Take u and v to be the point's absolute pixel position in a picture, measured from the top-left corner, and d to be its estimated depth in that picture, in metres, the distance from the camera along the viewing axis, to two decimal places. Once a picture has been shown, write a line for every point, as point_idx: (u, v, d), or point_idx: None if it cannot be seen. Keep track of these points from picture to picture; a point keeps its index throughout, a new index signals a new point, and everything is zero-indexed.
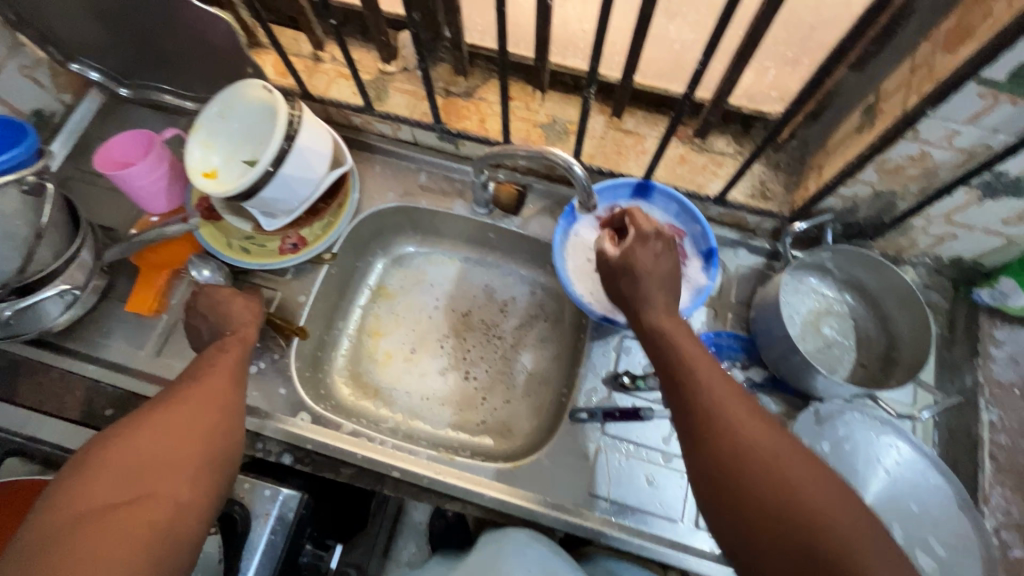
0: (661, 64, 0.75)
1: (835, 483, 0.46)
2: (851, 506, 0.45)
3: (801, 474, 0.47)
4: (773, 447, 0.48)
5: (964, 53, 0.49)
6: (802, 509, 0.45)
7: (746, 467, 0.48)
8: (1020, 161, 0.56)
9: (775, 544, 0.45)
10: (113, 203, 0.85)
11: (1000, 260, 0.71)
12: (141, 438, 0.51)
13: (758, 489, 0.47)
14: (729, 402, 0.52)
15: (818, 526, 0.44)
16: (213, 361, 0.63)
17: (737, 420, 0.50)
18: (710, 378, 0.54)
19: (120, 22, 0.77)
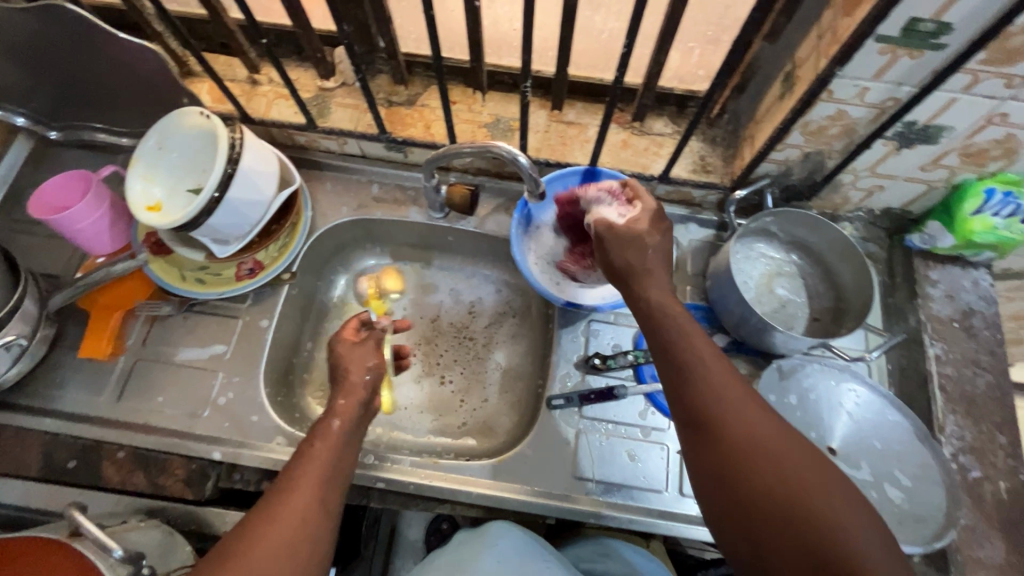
0: (592, 55, 0.79)
1: (834, 471, 0.46)
2: (852, 495, 0.45)
3: (802, 463, 0.46)
4: (769, 432, 0.48)
5: (860, 13, 0.53)
6: (805, 496, 0.44)
7: (746, 452, 0.47)
8: (925, 109, 0.60)
9: (774, 529, 0.44)
10: (53, 250, 0.82)
11: (925, 205, 0.76)
12: (290, 528, 0.48)
13: (758, 477, 0.46)
14: (726, 384, 0.51)
15: (818, 512, 0.43)
16: (329, 426, 0.59)
17: (735, 402, 0.49)
18: (706, 359, 0.52)
19: (42, 61, 0.75)
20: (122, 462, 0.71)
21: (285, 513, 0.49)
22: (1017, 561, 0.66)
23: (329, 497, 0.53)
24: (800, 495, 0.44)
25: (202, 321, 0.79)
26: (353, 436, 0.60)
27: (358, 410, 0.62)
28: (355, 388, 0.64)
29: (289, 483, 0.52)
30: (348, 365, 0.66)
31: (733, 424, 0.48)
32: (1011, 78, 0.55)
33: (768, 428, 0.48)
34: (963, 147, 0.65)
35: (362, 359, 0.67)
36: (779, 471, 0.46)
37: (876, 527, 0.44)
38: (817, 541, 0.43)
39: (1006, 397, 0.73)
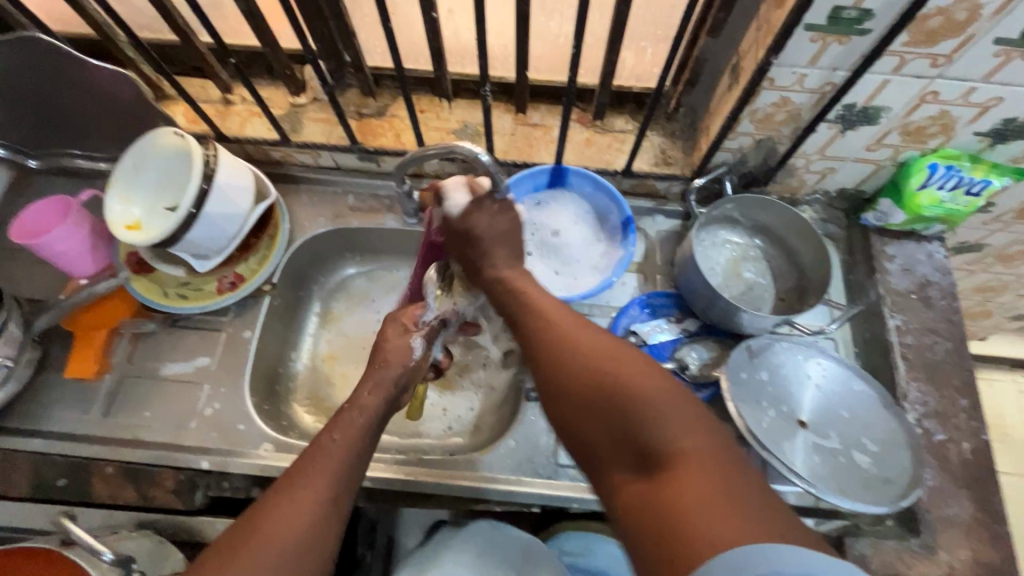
0: (550, 59, 0.82)
1: (659, 372, 0.48)
2: (679, 394, 0.47)
3: (628, 364, 0.49)
4: (598, 346, 0.52)
5: (789, 5, 0.57)
6: (626, 395, 0.47)
7: (577, 371, 0.51)
8: (861, 92, 0.64)
9: (604, 438, 0.48)
10: (37, 274, 0.84)
11: (877, 184, 0.80)
12: (308, 513, 0.51)
13: (587, 392, 0.49)
14: (563, 321, 0.56)
15: (637, 404, 0.46)
16: (350, 417, 0.60)
17: (570, 329, 0.54)
18: (549, 306, 0.59)
19: (18, 92, 0.77)
20: (110, 477, 0.71)
21: (302, 500, 0.52)
22: (984, 517, 0.69)
23: (348, 484, 0.56)
24: (658, 412, 0.45)
25: (186, 336, 0.81)
26: (375, 429, 0.62)
27: (380, 405, 0.63)
28: (382, 382, 0.65)
29: (307, 472, 0.54)
30: (388, 352, 0.69)
31: (565, 350, 0.53)
32: (936, 57, 0.59)
33: (596, 346, 0.52)
34: (902, 125, 0.68)
35: (405, 351, 0.69)
36: (603, 377, 0.49)
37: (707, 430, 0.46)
38: (635, 432, 0.45)
39: (965, 362, 0.76)
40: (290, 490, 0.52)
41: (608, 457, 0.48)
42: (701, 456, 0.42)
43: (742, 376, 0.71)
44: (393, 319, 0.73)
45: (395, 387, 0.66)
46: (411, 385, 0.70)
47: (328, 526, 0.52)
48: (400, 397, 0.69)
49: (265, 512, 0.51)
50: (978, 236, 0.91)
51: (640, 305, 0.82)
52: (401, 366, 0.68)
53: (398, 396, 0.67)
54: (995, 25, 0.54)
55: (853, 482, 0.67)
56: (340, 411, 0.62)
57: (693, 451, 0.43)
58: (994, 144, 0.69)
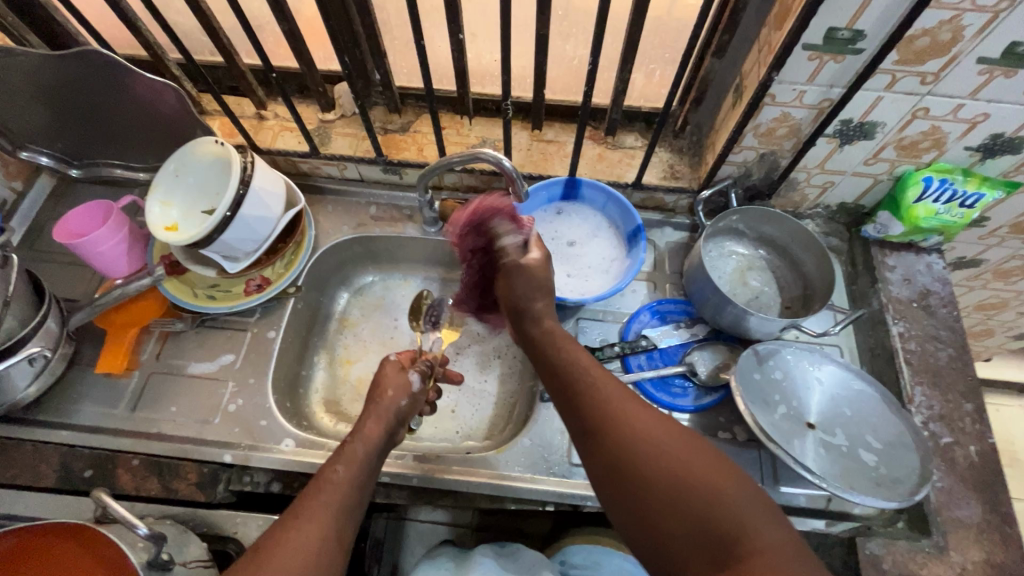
0: (564, 80, 0.89)
1: (738, 478, 0.50)
2: (751, 496, 0.49)
3: (699, 459, 0.51)
4: (666, 435, 0.53)
5: (788, 27, 0.62)
6: (704, 492, 0.49)
7: (640, 462, 0.52)
8: (858, 108, 0.69)
9: (680, 529, 0.49)
10: (73, 276, 0.88)
11: (875, 198, 0.84)
12: (314, 546, 0.52)
13: (660, 476, 0.51)
14: (625, 408, 0.56)
15: (718, 507, 0.48)
16: (353, 449, 0.62)
17: (632, 416, 0.56)
18: (608, 386, 0.59)
19: (68, 103, 0.82)
20: (137, 468, 0.74)
21: (307, 531, 0.53)
22: (993, 518, 0.70)
23: (349, 518, 0.57)
24: (720, 504, 0.48)
25: (213, 335, 0.84)
26: (375, 462, 0.63)
27: (382, 435, 0.65)
28: (383, 414, 0.67)
29: (309, 503, 0.55)
30: (387, 386, 0.70)
31: (633, 432, 0.54)
32: (925, 75, 0.64)
33: (658, 429, 0.54)
34: (897, 140, 0.73)
35: (403, 385, 0.72)
36: (671, 472, 0.50)
37: (766, 512, 0.48)
38: (721, 534, 0.47)
39: (968, 367, 0.78)
40: (298, 520, 0.53)
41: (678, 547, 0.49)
42: (787, 562, 0.45)
43: (755, 376, 0.74)
44: (386, 359, 0.75)
45: (396, 418, 0.68)
46: (410, 416, 0.72)
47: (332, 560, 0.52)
48: (399, 430, 0.70)
49: (285, 526, 0.53)
50: (976, 251, 0.95)
51: (650, 311, 0.85)
52: (402, 396, 0.70)
53: (398, 427, 0.69)
54: (977, 45, 0.59)
55: (862, 480, 0.68)
56: (343, 443, 0.63)
57: (770, 548, 0.46)
58: (984, 159, 0.73)
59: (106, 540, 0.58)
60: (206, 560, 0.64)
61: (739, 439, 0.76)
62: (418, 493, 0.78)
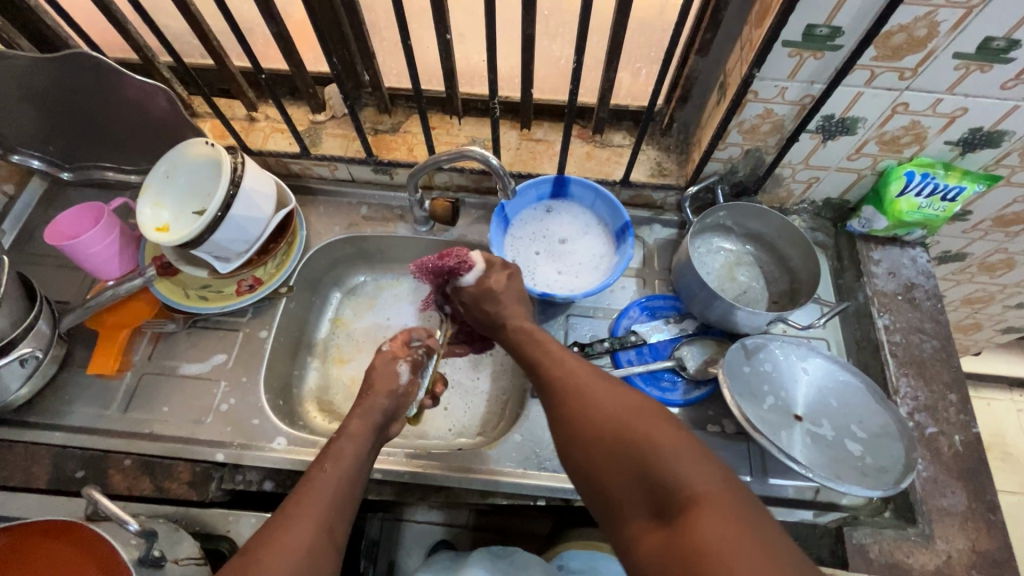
0: (552, 80, 0.90)
1: (674, 426, 0.52)
2: (694, 450, 0.50)
3: (637, 413, 0.54)
4: (613, 399, 0.57)
5: (767, 25, 0.63)
6: (638, 442, 0.51)
7: (590, 423, 0.56)
8: (839, 104, 0.70)
9: (623, 483, 0.51)
10: (66, 278, 0.88)
11: (860, 192, 0.85)
12: (308, 541, 0.52)
13: (608, 439, 0.53)
14: (579, 378, 0.60)
15: (654, 459, 0.49)
16: (340, 446, 0.63)
17: (584, 387, 0.59)
18: (568, 361, 0.64)
19: (59, 106, 0.83)
20: (129, 468, 0.75)
21: (300, 529, 0.53)
22: (978, 507, 0.71)
23: (340, 516, 0.57)
24: (655, 451, 0.50)
25: (206, 335, 0.85)
26: (364, 460, 0.64)
27: (369, 433, 0.66)
28: (371, 409, 0.68)
29: (299, 500, 0.56)
30: (375, 379, 0.72)
31: (588, 405, 0.57)
32: (903, 71, 0.65)
33: (607, 393, 0.57)
34: (878, 135, 0.74)
35: (391, 375, 0.73)
36: (616, 427, 0.54)
37: (700, 455, 0.49)
38: (657, 485, 0.48)
39: (952, 359, 0.79)
40: (289, 518, 0.54)
41: (627, 507, 0.51)
42: (718, 501, 0.45)
43: (744, 369, 0.75)
44: (380, 349, 0.76)
45: (382, 416, 0.69)
46: (400, 411, 0.73)
47: (326, 559, 0.53)
48: (388, 425, 0.71)
49: (279, 520, 0.54)
50: (960, 245, 0.96)
51: (639, 307, 0.86)
52: (388, 395, 0.71)
53: (385, 423, 0.70)
54: (952, 41, 0.60)
55: (847, 469, 0.69)
56: (330, 442, 0.64)
57: (706, 493, 0.46)
58: (964, 153, 0.75)
59: (97, 536, 0.58)
60: (199, 557, 0.64)
61: (728, 432, 0.77)
62: (411, 491, 0.78)
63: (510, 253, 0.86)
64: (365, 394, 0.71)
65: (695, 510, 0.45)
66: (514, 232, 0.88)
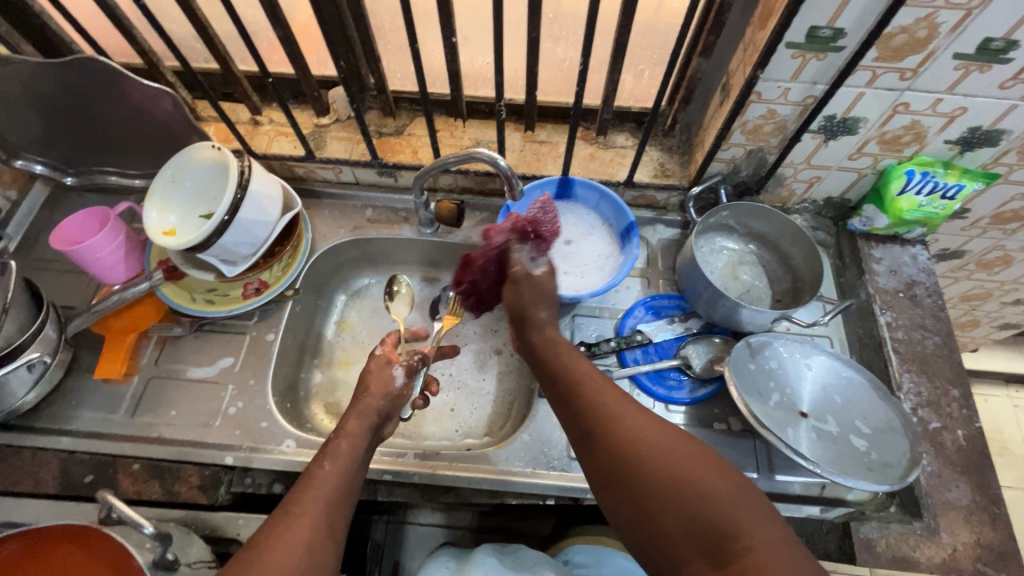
0: (555, 82, 0.91)
1: (726, 469, 0.49)
2: (749, 500, 0.47)
3: (686, 453, 0.50)
4: (656, 434, 0.52)
5: (771, 27, 0.64)
6: (689, 488, 0.47)
7: (635, 461, 0.51)
8: (841, 104, 0.71)
9: (672, 528, 0.47)
10: (71, 283, 0.88)
11: (860, 191, 0.86)
12: (307, 541, 0.51)
13: (656, 481, 0.49)
14: (618, 408, 0.55)
15: (711, 507, 0.46)
16: (337, 444, 0.61)
17: (623, 419, 0.54)
18: (602, 387, 0.58)
19: (63, 110, 0.83)
20: (137, 472, 0.75)
21: (300, 528, 0.51)
22: (982, 500, 0.72)
23: (339, 518, 0.55)
24: (709, 498, 0.46)
25: (212, 339, 0.85)
26: (361, 456, 0.62)
27: (367, 430, 0.64)
28: (368, 409, 0.66)
29: (300, 499, 0.55)
30: (370, 383, 0.70)
31: (623, 431, 0.53)
32: (904, 71, 0.66)
33: (649, 427, 0.53)
34: (879, 135, 0.75)
35: (386, 380, 0.70)
36: (663, 468, 0.49)
37: (755, 503, 0.46)
38: (712, 535, 0.45)
39: (954, 355, 0.80)
40: (291, 517, 0.52)
41: (670, 549, 0.48)
42: (779, 556, 0.43)
43: (749, 367, 0.76)
44: (375, 353, 0.75)
45: (378, 417, 0.67)
46: (395, 412, 0.71)
47: (326, 558, 0.51)
48: (383, 425, 0.69)
49: (280, 520, 0.52)
50: (959, 242, 0.97)
51: (644, 307, 0.87)
52: (384, 396, 0.68)
53: (381, 424, 0.68)
54: (952, 41, 0.61)
55: (853, 465, 0.70)
56: (329, 439, 0.63)
57: (763, 544, 0.44)
58: (963, 152, 0.76)
59: (110, 540, 0.58)
60: (211, 560, 0.65)
61: (734, 430, 0.77)
62: (420, 491, 0.78)
63: None
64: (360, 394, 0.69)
65: (755, 565, 0.42)
66: None
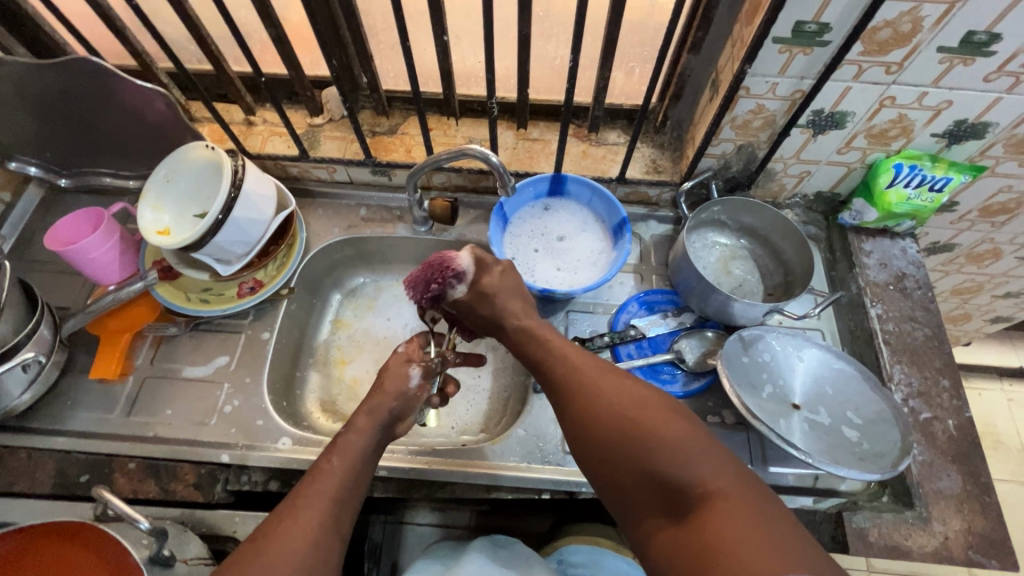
0: (547, 80, 0.91)
1: (684, 420, 0.52)
2: (706, 446, 0.50)
3: (650, 408, 0.53)
4: (624, 393, 0.55)
5: (758, 22, 0.65)
6: (649, 439, 0.51)
7: (604, 421, 0.54)
8: (828, 99, 0.72)
9: (635, 480, 0.51)
10: (66, 284, 0.88)
11: (850, 185, 0.87)
12: (313, 530, 0.53)
13: (619, 434, 0.53)
14: (589, 373, 0.59)
15: (669, 456, 0.49)
16: (347, 440, 0.62)
17: (593, 382, 0.58)
18: (575, 356, 0.62)
19: (56, 112, 0.83)
20: (134, 472, 0.75)
21: (307, 518, 0.53)
22: (973, 489, 0.73)
23: (346, 508, 0.57)
24: (667, 448, 0.50)
25: (208, 338, 0.85)
26: (371, 454, 0.64)
27: (376, 429, 0.65)
28: (378, 409, 0.66)
29: (307, 492, 0.56)
30: (386, 379, 0.70)
31: (596, 398, 0.56)
32: (889, 65, 0.67)
33: (615, 388, 0.56)
34: (867, 129, 0.76)
35: (402, 379, 0.70)
36: (628, 423, 0.53)
37: (712, 451, 0.50)
38: (670, 482, 0.48)
39: (944, 346, 0.81)
40: (297, 509, 0.54)
41: (641, 504, 0.51)
42: (732, 497, 0.46)
43: (742, 359, 0.76)
44: (396, 351, 0.75)
45: (389, 417, 0.67)
46: (408, 414, 0.70)
47: (332, 546, 0.53)
48: (394, 425, 0.69)
49: (287, 510, 0.54)
50: (948, 235, 0.98)
51: (637, 302, 0.87)
52: (396, 396, 0.68)
53: (392, 423, 0.68)
54: (936, 35, 0.62)
55: (845, 454, 0.70)
56: (339, 435, 0.64)
57: (722, 490, 0.46)
58: (950, 145, 0.77)
59: (107, 537, 0.58)
60: (207, 557, 0.65)
61: (727, 423, 0.78)
62: (416, 487, 0.79)
63: (509, 251, 0.87)
64: (373, 396, 0.68)
65: (710, 507, 0.46)
66: (513, 230, 0.89)
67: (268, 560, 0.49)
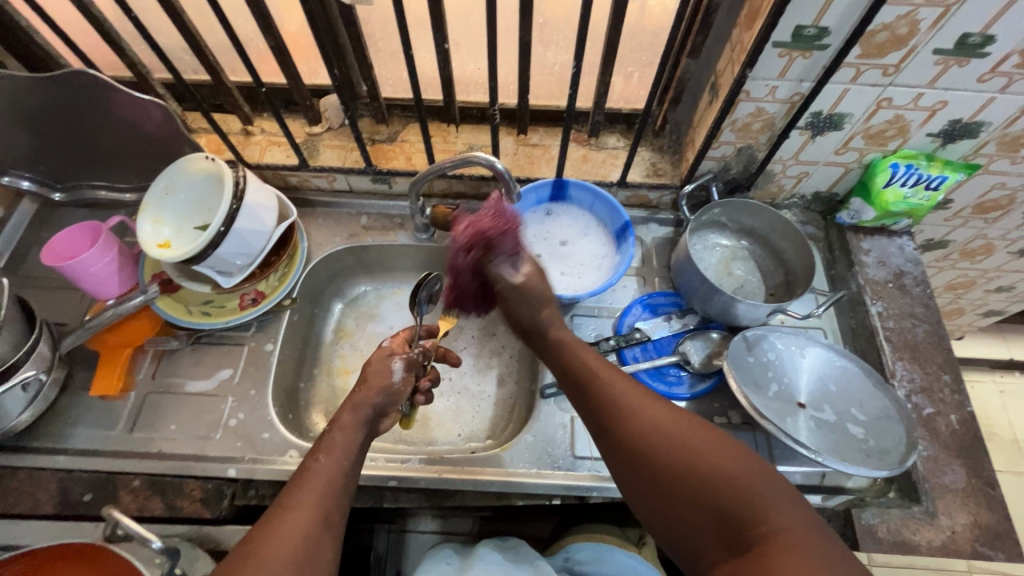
0: (546, 86, 0.92)
1: (741, 452, 0.50)
2: (763, 481, 0.48)
3: (702, 440, 0.52)
4: (671, 424, 0.54)
5: (758, 27, 0.66)
6: (702, 473, 0.49)
7: (653, 451, 0.53)
8: (827, 101, 0.73)
9: (690, 515, 0.49)
10: (62, 299, 0.87)
11: (847, 185, 0.89)
12: (304, 533, 0.51)
13: (670, 465, 0.51)
14: (633, 400, 0.57)
15: (726, 491, 0.48)
16: (334, 437, 0.60)
17: (638, 409, 0.56)
18: (616, 380, 0.60)
19: (51, 125, 0.82)
20: (138, 489, 0.74)
21: (297, 518, 0.51)
22: (977, 482, 0.74)
23: (336, 505, 0.55)
24: (721, 481, 0.48)
25: (210, 351, 0.84)
26: (358, 450, 0.61)
27: (363, 424, 0.63)
28: (362, 404, 0.65)
29: (296, 492, 0.54)
30: (369, 373, 0.69)
31: (642, 427, 0.54)
32: (886, 67, 0.68)
33: (662, 418, 0.54)
34: (864, 130, 0.77)
35: (384, 373, 0.69)
36: (679, 455, 0.51)
37: (771, 486, 0.48)
38: (728, 518, 0.47)
39: (944, 341, 0.83)
40: (288, 510, 0.52)
41: (694, 538, 0.49)
42: (794, 536, 0.45)
43: (748, 359, 0.77)
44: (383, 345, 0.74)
45: (373, 412, 0.65)
46: (393, 408, 0.70)
47: (325, 545, 0.51)
48: (378, 420, 0.68)
49: (278, 512, 0.52)
50: (942, 233, 1.00)
51: (641, 305, 0.88)
52: (381, 390, 0.67)
53: (376, 418, 0.66)
54: (932, 38, 0.64)
55: (852, 451, 0.71)
56: (324, 432, 0.61)
57: (782, 528, 0.45)
58: (945, 144, 0.78)
59: (117, 558, 0.57)
60: None
61: (734, 423, 0.78)
62: (425, 496, 0.78)
63: None
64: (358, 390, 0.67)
65: (771, 543, 0.44)
66: None
67: (259, 563, 0.47)
